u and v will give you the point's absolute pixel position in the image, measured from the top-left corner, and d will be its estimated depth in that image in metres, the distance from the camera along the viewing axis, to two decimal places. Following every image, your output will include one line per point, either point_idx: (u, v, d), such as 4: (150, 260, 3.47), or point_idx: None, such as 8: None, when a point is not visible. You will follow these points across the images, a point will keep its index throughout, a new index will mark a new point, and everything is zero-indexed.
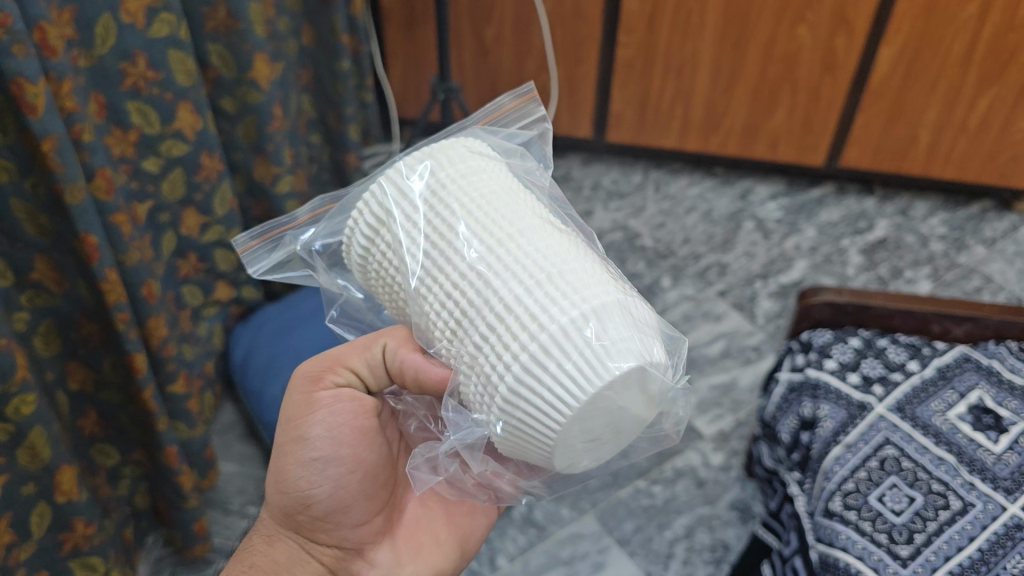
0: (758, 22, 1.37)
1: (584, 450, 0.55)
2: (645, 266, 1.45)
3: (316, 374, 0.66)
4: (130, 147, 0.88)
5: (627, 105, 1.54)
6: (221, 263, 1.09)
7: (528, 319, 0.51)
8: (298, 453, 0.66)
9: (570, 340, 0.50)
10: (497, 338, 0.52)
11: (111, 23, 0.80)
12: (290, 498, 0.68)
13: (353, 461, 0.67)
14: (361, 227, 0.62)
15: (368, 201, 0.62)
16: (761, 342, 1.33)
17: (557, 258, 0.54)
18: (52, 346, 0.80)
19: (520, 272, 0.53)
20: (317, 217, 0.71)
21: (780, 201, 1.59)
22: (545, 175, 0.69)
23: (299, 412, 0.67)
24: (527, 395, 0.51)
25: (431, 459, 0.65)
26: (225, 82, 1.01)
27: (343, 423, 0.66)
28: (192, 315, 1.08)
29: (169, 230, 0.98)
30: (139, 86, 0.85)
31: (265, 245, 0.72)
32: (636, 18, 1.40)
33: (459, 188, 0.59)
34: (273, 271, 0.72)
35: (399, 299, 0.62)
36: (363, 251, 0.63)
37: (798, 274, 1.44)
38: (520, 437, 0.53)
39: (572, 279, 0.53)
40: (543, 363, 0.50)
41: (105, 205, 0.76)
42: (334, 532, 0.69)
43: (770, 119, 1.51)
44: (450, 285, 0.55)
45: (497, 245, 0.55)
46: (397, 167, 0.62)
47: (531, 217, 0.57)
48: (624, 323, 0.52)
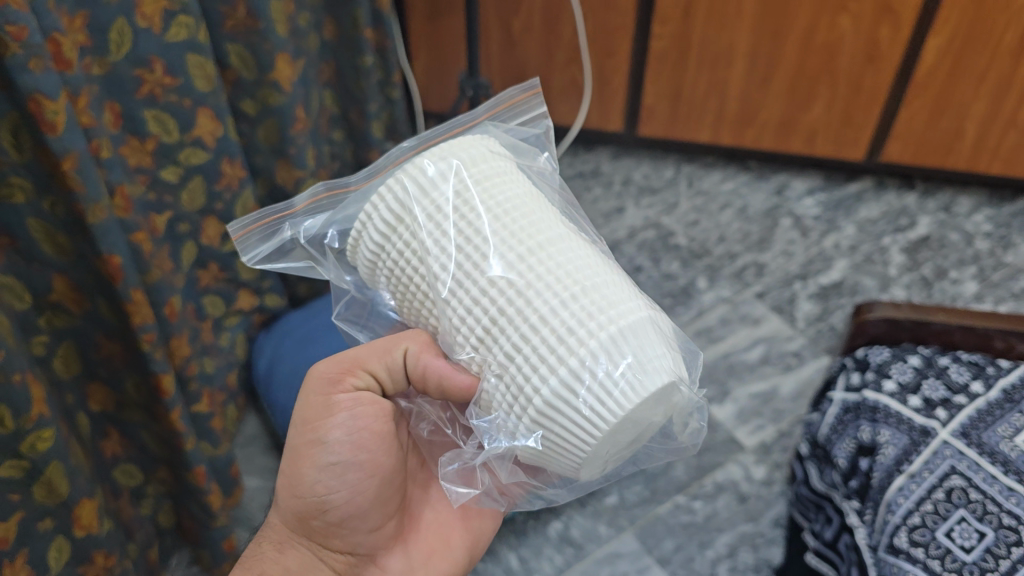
0: (798, 13, 1.31)
1: (608, 456, 0.57)
2: (680, 266, 1.40)
3: (332, 377, 0.64)
4: (147, 157, 0.84)
5: (659, 98, 1.48)
6: (243, 271, 1.05)
7: (566, 334, 0.52)
8: (315, 457, 0.65)
9: (611, 357, 0.52)
10: (534, 350, 0.53)
11: (127, 29, 0.75)
12: (306, 503, 0.66)
13: (371, 466, 0.66)
14: (375, 223, 0.61)
15: (382, 195, 0.61)
16: (802, 348, 1.28)
17: (584, 271, 0.55)
18: (72, 368, 0.76)
19: (555, 284, 0.54)
20: (316, 205, 0.71)
21: (818, 197, 1.53)
22: (559, 178, 0.70)
23: (315, 417, 0.65)
24: (562, 408, 0.52)
25: (463, 468, 0.65)
26: (244, 84, 0.95)
27: (360, 428, 0.65)
28: (212, 326, 1.04)
29: (188, 240, 0.95)
30: (157, 92, 0.81)
31: (261, 232, 0.70)
32: (670, 9, 1.34)
33: (485, 194, 0.59)
34: (268, 260, 0.71)
35: (416, 305, 0.61)
36: (373, 251, 0.62)
37: (838, 275, 1.39)
38: (547, 446, 0.55)
39: (604, 294, 0.54)
40: (583, 378, 0.52)
41: (125, 222, 0.72)
42: (347, 538, 0.68)
43: (807, 113, 1.45)
44: (479, 293, 0.55)
45: (530, 255, 0.55)
46: (412, 164, 0.61)
47: (556, 228, 0.58)
48: (655, 340, 0.54)
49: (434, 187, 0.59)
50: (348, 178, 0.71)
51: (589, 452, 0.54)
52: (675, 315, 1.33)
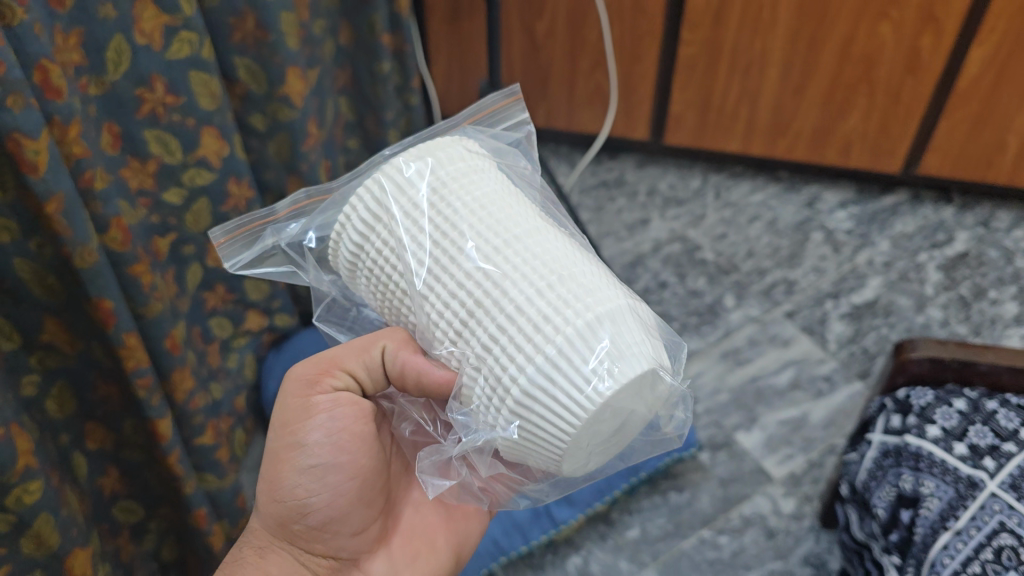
0: (835, 21, 1.25)
1: (592, 452, 0.54)
2: (706, 283, 1.35)
3: (311, 377, 0.62)
4: (148, 179, 0.79)
5: (688, 107, 1.43)
6: (251, 292, 1.00)
7: (541, 322, 0.51)
8: (295, 460, 0.63)
9: (587, 343, 0.50)
10: (509, 340, 0.51)
11: (125, 46, 0.71)
12: (286, 506, 0.64)
13: (353, 468, 0.64)
14: (354, 222, 0.60)
15: (360, 196, 0.60)
16: (833, 372, 1.23)
17: (561, 260, 0.54)
18: (67, 407, 0.72)
19: (530, 274, 0.52)
20: (298, 211, 0.68)
21: (851, 210, 1.47)
22: (529, 168, 0.68)
23: (294, 419, 0.63)
24: (538, 399, 0.50)
25: (445, 462, 0.61)
26: (253, 98, 0.90)
27: (341, 430, 0.63)
28: (219, 348, 1.00)
29: (194, 263, 0.91)
30: (159, 112, 0.76)
31: (243, 239, 0.67)
32: (701, 13, 1.28)
33: (460, 188, 0.58)
34: (249, 266, 0.68)
35: (394, 299, 0.59)
36: (355, 248, 0.60)
37: (872, 293, 1.33)
38: (526, 439, 0.52)
39: (581, 282, 0.53)
40: (561, 366, 0.50)
41: (121, 257, 0.68)
42: (330, 541, 0.66)
43: (843, 123, 1.39)
44: (455, 286, 0.54)
45: (504, 245, 0.54)
46: (392, 163, 0.60)
47: (532, 221, 0.57)
48: (633, 326, 0.52)
49: (415, 184, 0.58)
50: (330, 184, 0.69)
51: (568, 442, 0.51)
52: (702, 335, 1.28)
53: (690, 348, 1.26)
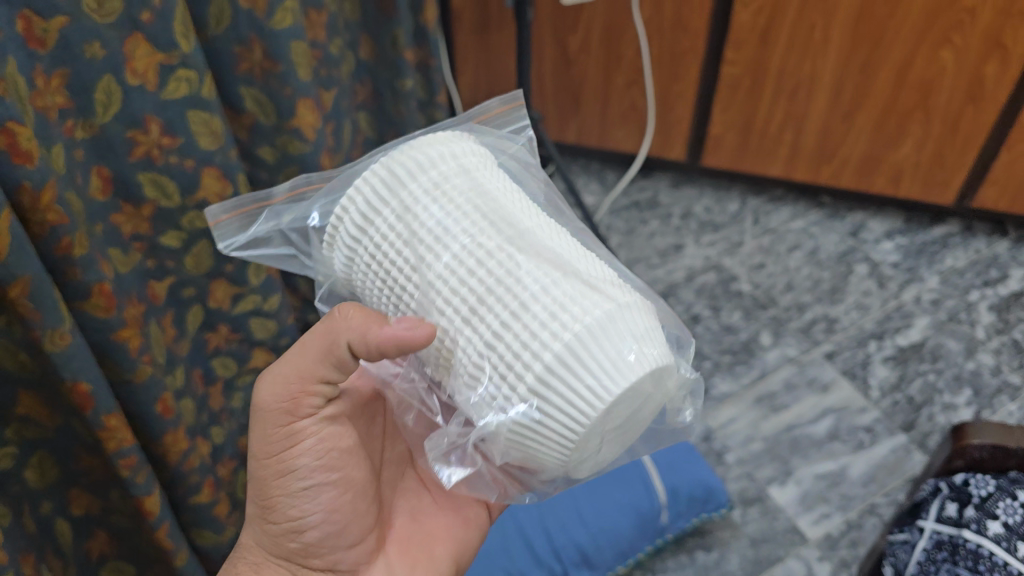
0: (891, 45, 1.15)
1: (603, 442, 0.49)
2: (742, 317, 1.28)
3: (283, 394, 0.56)
4: (143, 223, 0.74)
5: (727, 127, 1.34)
6: (257, 331, 0.94)
7: (557, 311, 0.46)
8: (286, 484, 0.58)
9: (601, 335, 0.45)
10: (522, 329, 0.46)
11: (115, 86, 0.64)
12: (280, 528, 0.59)
13: (346, 483, 0.59)
14: (351, 215, 0.52)
15: (358, 189, 0.52)
16: (875, 422, 1.15)
17: (566, 254, 0.49)
18: (47, 475, 0.67)
19: (539, 265, 0.47)
20: (298, 195, 0.59)
21: (898, 241, 1.39)
22: (531, 160, 0.64)
23: (270, 435, 0.57)
24: (553, 391, 0.45)
25: (452, 448, 0.56)
26: (262, 129, 0.83)
27: (327, 443, 0.58)
28: (222, 388, 0.95)
29: (195, 304, 0.84)
30: (154, 155, 0.70)
31: (240, 221, 0.59)
32: (747, 32, 1.19)
33: (461, 177, 0.51)
34: (244, 250, 0.59)
35: (384, 295, 0.52)
36: (350, 243, 0.53)
37: (919, 334, 1.25)
38: (536, 436, 0.47)
39: (586, 277, 0.48)
40: (578, 357, 0.45)
41: (106, 324, 0.62)
42: (328, 556, 0.60)
43: (893, 152, 1.29)
44: (463, 275, 0.47)
45: (515, 232, 0.48)
46: (396, 151, 0.53)
47: (531, 213, 0.51)
48: (642, 318, 0.48)
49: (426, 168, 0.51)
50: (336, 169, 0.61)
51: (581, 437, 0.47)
52: (735, 375, 1.21)
53: (723, 390, 1.19)
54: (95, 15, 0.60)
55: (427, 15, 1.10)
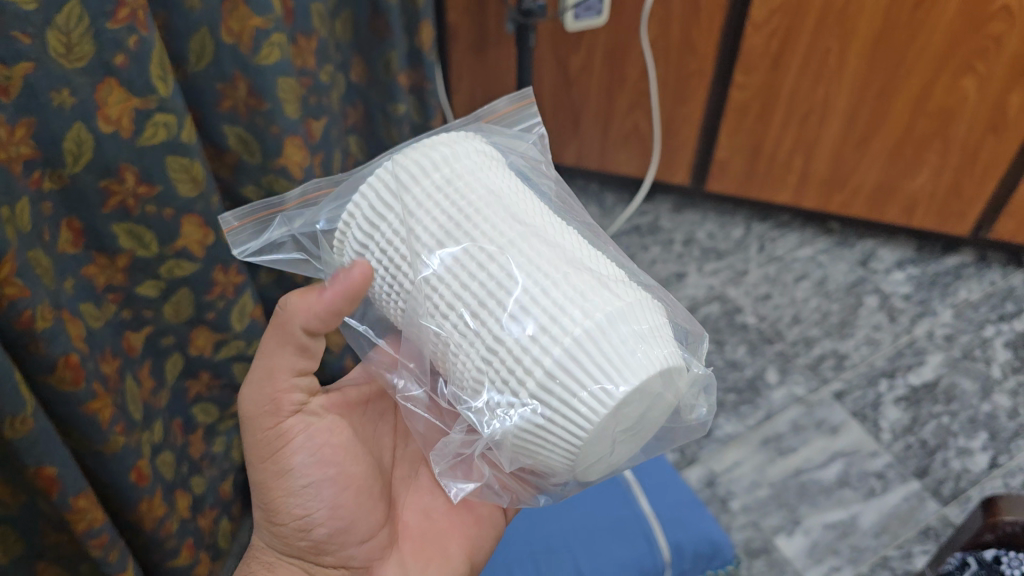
0: (910, 72, 1.08)
1: (612, 444, 0.48)
2: (747, 352, 1.23)
3: (268, 389, 0.56)
4: (118, 274, 0.68)
5: (734, 153, 1.26)
6: (240, 376, 0.88)
7: (556, 315, 0.46)
8: (285, 484, 0.57)
9: (606, 337, 0.46)
10: (520, 333, 0.46)
11: (86, 134, 0.59)
12: (287, 528, 0.58)
13: (347, 479, 0.58)
14: (361, 218, 0.53)
15: (364, 195, 0.53)
16: (887, 467, 1.11)
17: (573, 254, 0.49)
18: (8, 553, 0.61)
19: (544, 267, 0.47)
20: (309, 201, 0.59)
21: (909, 270, 1.34)
22: (542, 158, 0.62)
23: (262, 431, 0.57)
24: (552, 393, 0.46)
25: (458, 460, 0.57)
26: (247, 167, 0.78)
27: (321, 439, 0.57)
28: (203, 435, 0.89)
29: (174, 353, 0.79)
30: (129, 204, 0.64)
31: (253, 227, 0.59)
32: (757, 57, 1.12)
33: (470, 178, 0.51)
34: (258, 255, 0.59)
35: (392, 297, 0.53)
36: (359, 247, 0.53)
37: (931, 373, 1.21)
38: (542, 438, 0.47)
39: (592, 279, 0.48)
40: (578, 361, 0.45)
41: (73, 397, 0.56)
42: (338, 552, 0.58)
43: (907, 181, 1.23)
44: (464, 279, 0.48)
45: (518, 231, 0.48)
46: (406, 154, 0.53)
47: (538, 213, 0.51)
48: (648, 320, 0.48)
49: (432, 170, 0.52)
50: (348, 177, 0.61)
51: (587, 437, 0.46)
52: (740, 415, 1.16)
53: (728, 432, 1.14)
54: (62, 60, 0.54)
55: (422, 37, 1.04)
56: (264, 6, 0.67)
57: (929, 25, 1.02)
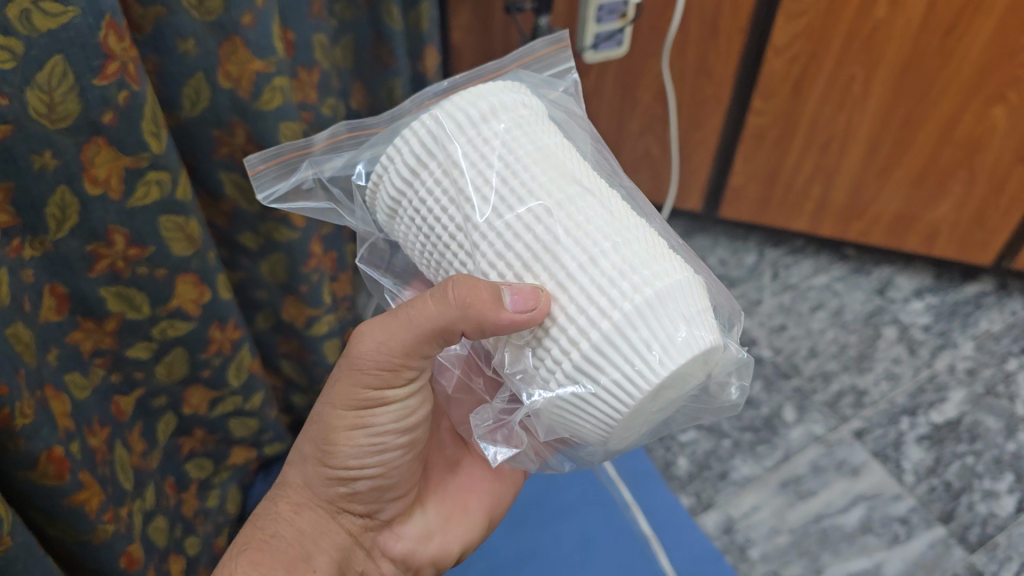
0: (939, 100, 1.03)
1: (647, 417, 0.48)
2: (762, 388, 1.18)
3: (388, 360, 0.54)
4: (107, 338, 0.62)
5: (750, 179, 1.21)
6: (237, 430, 0.83)
7: (607, 285, 0.44)
8: (354, 438, 0.57)
9: (656, 313, 0.44)
10: (567, 304, 0.45)
11: (72, 199, 0.53)
12: (334, 475, 0.59)
13: (409, 443, 0.59)
14: (401, 166, 0.51)
15: (410, 140, 0.51)
16: (911, 512, 1.06)
17: (627, 222, 0.47)
18: None
19: (596, 230, 0.45)
20: (338, 145, 0.60)
21: (928, 299, 1.30)
22: (578, 109, 0.60)
23: (360, 390, 0.56)
24: (594, 371, 0.44)
25: (498, 424, 0.56)
26: (244, 215, 0.72)
27: (407, 409, 0.58)
28: (197, 491, 0.84)
29: (167, 412, 0.74)
30: (119, 267, 0.59)
31: (277, 170, 0.59)
32: (778, 83, 1.06)
33: (523, 135, 0.49)
34: (284, 199, 0.60)
35: (427, 250, 0.51)
36: (395, 197, 0.52)
37: (954, 410, 1.16)
38: (582, 409, 0.46)
39: (644, 248, 0.46)
40: (622, 339, 0.44)
41: (58, 489, 0.52)
42: (372, 503, 0.61)
43: (929, 210, 1.18)
44: (514, 234, 0.46)
45: (570, 192, 0.46)
46: (451, 102, 0.51)
47: (589, 176, 0.49)
48: (696, 298, 0.46)
49: (481, 121, 0.49)
50: (376, 120, 0.60)
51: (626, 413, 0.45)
52: (757, 456, 1.11)
53: (744, 474, 1.09)
54: (44, 120, 0.49)
55: (426, 62, 0.99)
56: (265, 48, 0.62)
57: (960, 51, 0.96)
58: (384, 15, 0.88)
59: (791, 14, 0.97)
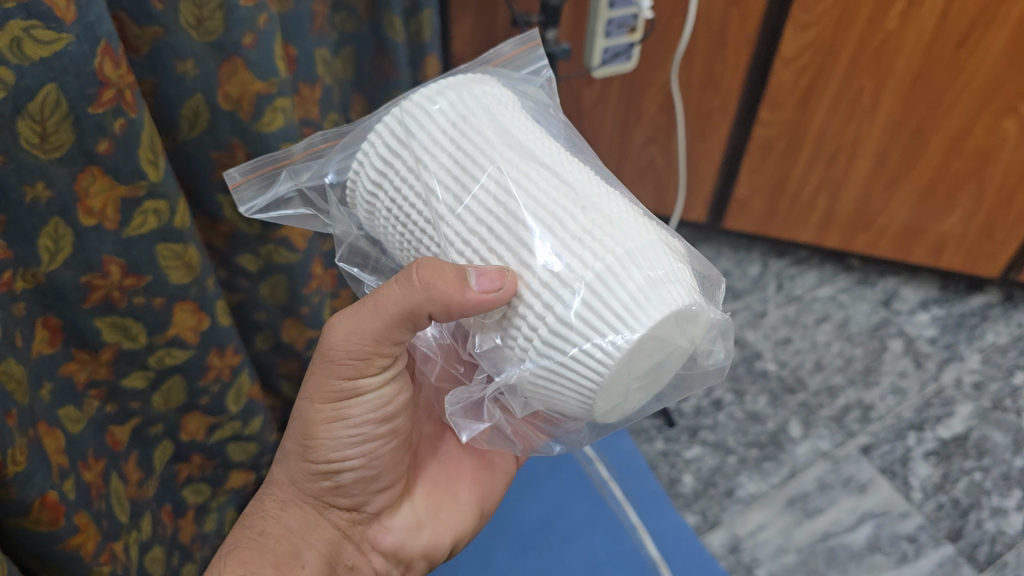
0: (950, 109, 1.00)
1: (631, 387, 0.46)
2: (768, 403, 1.16)
3: (359, 349, 0.51)
4: (102, 368, 0.60)
5: (756, 190, 1.19)
6: (236, 455, 0.81)
7: (575, 247, 0.43)
8: (332, 430, 0.55)
9: (626, 272, 0.42)
10: (533, 277, 0.43)
11: (66, 230, 0.51)
12: (317, 469, 0.57)
13: (389, 431, 0.57)
14: (373, 159, 0.50)
15: (380, 134, 0.50)
16: (919, 530, 1.04)
17: (593, 190, 0.46)
18: None
19: (557, 198, 0.45)
20: (316, 153, 0.58)
21: (933, 311, 1.28)
22: (552, 102, 0.59)
23: (333, 381, 0.54)
24: (564, 342, 0.43)
25: (470, 403, 0.55)
26: (243, 237, 0.70)
27: (385, 396, 0.56)
28: (194, 516, 0.81)
29: (164, 439, 0.72)
30: (115, 297, 0.57)
31: (258, 183, 0.57)
32: (785, 93, 1.04)
33: (489, 116, 0.48)
34: (267, 211, 0.57)
35: (402, 239, 0.50)
36: (371, 189, 0.51)
37: (962, 425, 1.14)
38: (560, 377, 0.45)
39: (610, 211, 0.44)
40: (590, 306, 0.42)
41: (51, 535, 0.50)
42: (358, 495, 0.59)
43: (938, 222, 1.16)
44: (482, 212, 0.45)
45: (530, 168, 0.46)
46: (414, 96, 0.50)
47: (559, 153, 0.48)
48: (671, 258, 0.44)
49: (444, 109, 0.49)
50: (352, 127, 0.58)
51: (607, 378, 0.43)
52: (764, 473, 1.09)
53: (751, 491, 1.07)
54: (36, 150, 0.47)
55: (426, 72, 0.96)
56: (266, 69, 0.60)
57: (971, 65, 0.95)
58: (387, 28, 0.86)
59: (800, 25, 0.95)
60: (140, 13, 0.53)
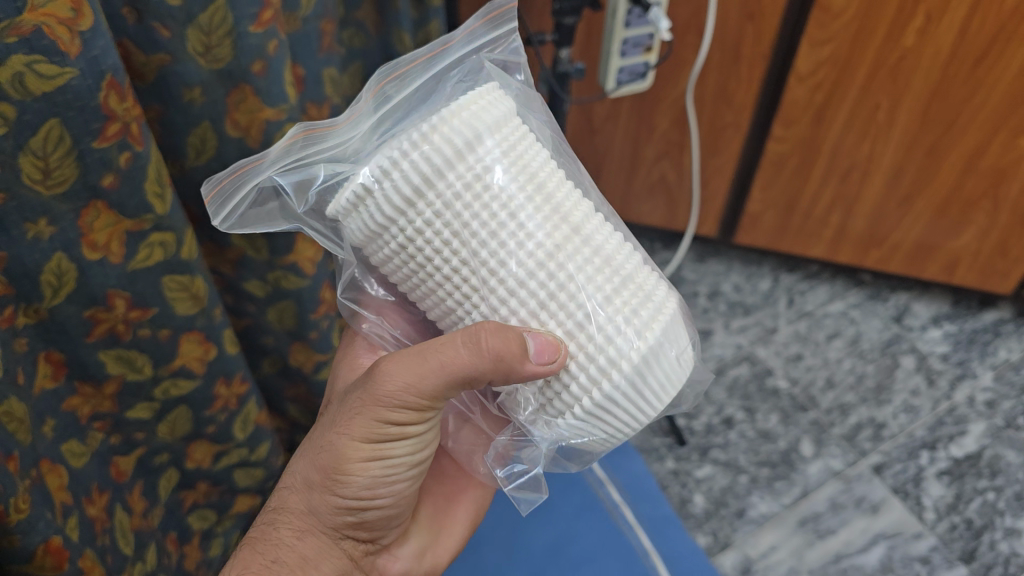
0: (964, 128, 0.99)
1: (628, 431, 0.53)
2: (779, 421, 1.15)
3: (415, 400, 0.50)
4: (107, 401, 0.59)
5: (767, 207, 1.18)
6: (242, 481, 0.79)
7: (620, 327, 0.45)
8: (369, 469, 0.53)
9: (660, 355, 0.46)
10: (579, 352, 0.45)
11: (70, 265, 0.50)
12: (345, 502, 0.54)
13: (419, 468, 0.56)
14: (385, 197, 0.45)
15: (397, 165, 0.44)
16: (932, 551, 1.03)
17: (621, 254, 0.47)
18: None
19: (599, 270, 0.45)
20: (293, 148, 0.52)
21: (945, 327, 1.27)
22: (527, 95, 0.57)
23: (383, 425, 0.52)
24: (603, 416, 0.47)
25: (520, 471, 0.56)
26: (252, 263, 0.69)
27: (423, 439, 0.55)
28: (199, 542, 0.80)
29: (169, 468, 0.70)
30: (119, 330, 0.56)
31: (230, 188, 0.52)
32: (800, 110, 1.02)
33: (521, 161, 0.45)
34: (242, 218, 0.54)
35: (421, 283, 0.49)
36: (379, 226, 0.46)
37: (975, 444, 1.13)
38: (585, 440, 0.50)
39: (640, 283, 0.47)
40: (631, 389, 0.46)
41: None
42: (377, 525, 0.57)
43: (951, 240, 1.15)
44: (524, 275, 0.45)
45: (566, 230, 0.45)
46: (435, 124, 0.44)
47: (584, 202, 0.48)
48: (680, 328, 0.49)
49: (477, 147, 0.44)
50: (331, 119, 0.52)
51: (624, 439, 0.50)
52: (776, 493, 1.08)
53: (762, 511, 1.06)
54: (39, 186, 0.45)
55: None
56: (276, 97, 0.58)
57: (989, 81, 0.93)
58: (396, 44, 0.85)
59: (815, 41, 0.93)
60: (145, 41, 0.52)
